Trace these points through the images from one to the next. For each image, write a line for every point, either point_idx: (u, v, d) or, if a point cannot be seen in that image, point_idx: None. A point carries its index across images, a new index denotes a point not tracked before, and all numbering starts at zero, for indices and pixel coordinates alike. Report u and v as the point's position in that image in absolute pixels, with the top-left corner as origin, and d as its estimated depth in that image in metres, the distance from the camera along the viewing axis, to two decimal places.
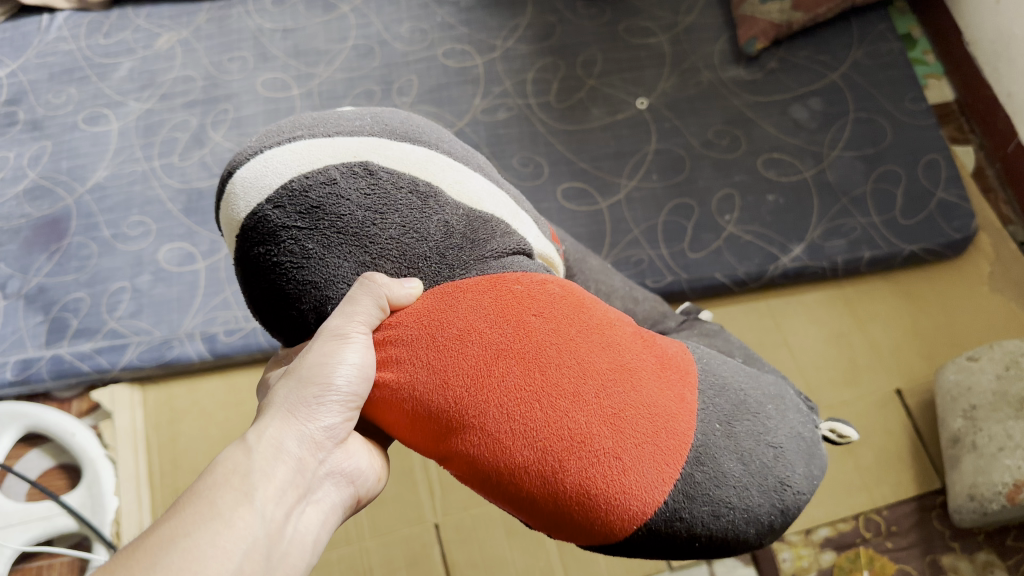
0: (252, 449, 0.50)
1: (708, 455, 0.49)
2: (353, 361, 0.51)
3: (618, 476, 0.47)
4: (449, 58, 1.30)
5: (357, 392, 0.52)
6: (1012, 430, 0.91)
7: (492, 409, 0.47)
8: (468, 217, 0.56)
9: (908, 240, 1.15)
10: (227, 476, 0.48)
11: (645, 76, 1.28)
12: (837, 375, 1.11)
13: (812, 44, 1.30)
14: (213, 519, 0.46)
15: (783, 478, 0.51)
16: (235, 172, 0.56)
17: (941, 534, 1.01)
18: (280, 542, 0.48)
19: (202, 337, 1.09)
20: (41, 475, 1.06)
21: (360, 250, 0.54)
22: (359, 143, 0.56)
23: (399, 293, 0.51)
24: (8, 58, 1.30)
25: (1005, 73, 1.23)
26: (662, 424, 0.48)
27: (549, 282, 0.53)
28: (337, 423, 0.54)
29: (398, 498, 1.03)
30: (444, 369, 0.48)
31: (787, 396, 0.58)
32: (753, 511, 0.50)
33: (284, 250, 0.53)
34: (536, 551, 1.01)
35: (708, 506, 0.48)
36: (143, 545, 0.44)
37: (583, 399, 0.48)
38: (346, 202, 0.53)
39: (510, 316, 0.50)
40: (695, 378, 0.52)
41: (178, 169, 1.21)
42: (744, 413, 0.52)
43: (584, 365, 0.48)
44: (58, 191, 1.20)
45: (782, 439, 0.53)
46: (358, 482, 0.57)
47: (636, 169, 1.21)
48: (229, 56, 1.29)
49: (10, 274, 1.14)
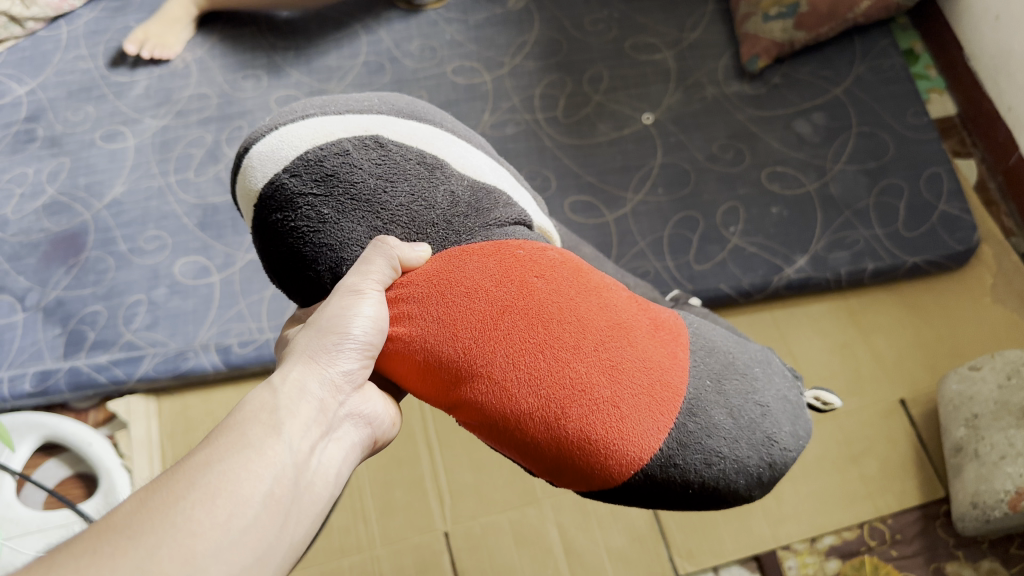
0: (278, 389, 0.50)
1: (699, 407, 0.50)
2: (369, 314, 0.53)
3: (615, 423, 0.48)
4: (457, 75, 1.32)
5: (372, 340, 0.54)
6: (1013, 438, 0.92)
7: (499, 358, 0.50)
8: (472, 188, 0.60)
9: (911, 252, 1.17)
10: (255, 409, 0.48)
11: (651, 92, 1.30)
12: (842, 384, 1.12)
13: (815, 60, 1.32)
14: (245, 447, 0.46)
15: (769, 433, 0.53)
16: (251, 147, 0.60)
17: (945, 542, 1.02)
18: (307, 472, 0.48)
19: (216, 349, 1.11)
20: (58, 484, 1.09)
21: (372, 216, 0.57)
22: (369, 120, 0.60)
23: (410, 255, 0.55)
24: (28, 75, 1.33)
25: (1005, 87, 1.25)
26: (657, 378, 0.50)
27: (549, 250, 0.56)
28: (356, 369, 0.54)
29: (409, 507, 1.05)
30: (454, 323, 0.51)
31: (772, 362, 0.60)
32: (742, 462, 0.51)
33: (301, 216, 0.57)
34: (544, 558, 1.02)
35: (700, 454, 0.50)
36: (176, 470, 0.44)
37: (583, 350, 0.49)
38: (358, 171, 0.57)
39: (513, 276, 0.52)
40: (687, 339, 0.54)
41: (193, 185, 1.23)
42: (733, 372, 0.54)
43: (584, 322, 0.51)
44: (76, 206, 1.22)
45: (769, 399, 0.54)
46: (376, 425, 0.57)
47: (643, 182, 1.23)
48: (243, 75, 1.32)
49: (28, 288, 1.17)
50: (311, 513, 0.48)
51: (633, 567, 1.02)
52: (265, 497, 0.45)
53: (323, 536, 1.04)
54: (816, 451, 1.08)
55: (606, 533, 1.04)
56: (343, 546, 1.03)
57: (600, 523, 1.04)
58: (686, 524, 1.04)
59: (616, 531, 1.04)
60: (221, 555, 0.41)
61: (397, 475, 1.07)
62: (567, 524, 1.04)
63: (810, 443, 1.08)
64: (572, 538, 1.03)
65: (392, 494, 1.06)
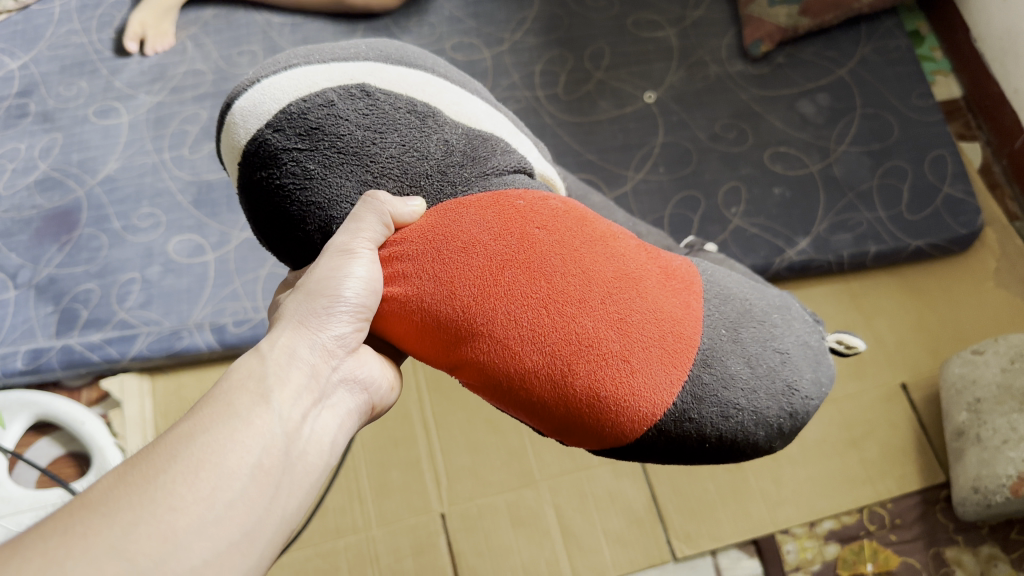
0: (266, 356, 0.49)
1: (714, 358, 0.49)
2: (360, 274, 0.51)
3: (625, 378, 0.47)
4: (456, 52, 1.30)
5: (365, 302, 0.52)
6: (1016, 423, 0.91)
7: (500, 315, 0.47)
8: (466, 136, 0.56)
9: (914, 236, 1.16)
10: (241, 380, 0.47)
11: (653, 70, 1.28)
12: (843, 368, 1.11)
13: (819, 41, 1.30)
14: (230, 417, 0.45)
15: (790, 382, 0.51)
16: (233, 103, 0.57)
17: (945, 527, 1.01)
18: (298, 441, 0.47)
19: (211, 328, 1.10)
20: (51, 462, 1.08)
21: (361, 169, 0.54)
22: (355, 68, 0.56)
23: (402, 210, 0.52)
24: (20, 50, 1.31)
25: (1012, 69, 1.23)
26: (669, 329, 0.48)
27: (550, 199, 0.53)
28: (348, 333, 0.53)
29: (405, 487, 1.04)
30: (451, 279, 0.49)
31: (792, 306, 0.57)
32: (762, 413, 0.50)
33: (286, 172, 0.54)
34: (541, 540, 1.01)
35: (717, 407, 0.48)
36: (158, 443, 0.43)
37: (589, 303, 0.47)
38: (345, 122, 0.54)
39: (513, 228, 0.49)
40: (701, 288, 0.52)
41: (188, 162, 1.22)
42: (751, 319, 0.52)
43: (589, 273, 0.48)
44: (69, 183, 1.21)
45: (789, 345, 0.52)
46: (372, 391, 0.56)
47: (643, 162, 1.21)
48: (239, 50, 1.30)
49: (21, 265, 1.15)
50: (303, 483, 0.47)
51: (629, 551, 1.01)
52: (253, 468, 0.44)
53: (318, 517, 1.03)
54: (816, 434, 1.07)
55: (604, 515, 1.03)
56: (339, 527, 1.02)
57: (597, 506, 1.03)
58: (684, 507, 1.03)
59: (613, 514, 1.03)
60: (206, 529, 0.40)
61: (393, 456, 1.06)
62: (564, 506, 1.03)
63: (810, 426, 1.07)
64: (568, 520, 1.02)
65: (388, 475, 1.05)
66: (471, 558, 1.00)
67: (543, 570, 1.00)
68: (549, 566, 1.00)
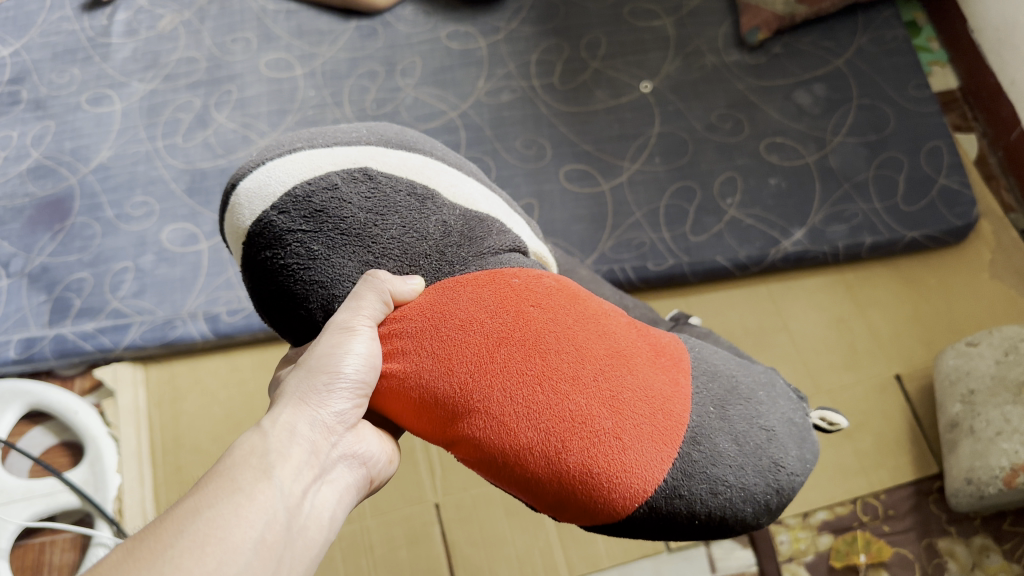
0: (267, 433, 0.49)
1: (704, 436, 0.49)
2: (360, 351, 0.52)
3: (617, 454, 0.47)
4: (452, 40, 1.30)
5: (365, 378, 0.52)
6: (1010, 414, 0.91)
7: (495, 393, 0.48)
8: (462, 216, 0.60)
9: (910, 226, 1.15)
10: (245, 455, 0.47)
11: (649, 59, 1.28)
12: (837, 360, 1.12)
13: (816, 31, 1.29)
14: (235, 492, 0.45)
15: (776, 459, 0.52)
16: (238, 185, 0.59)
17: (938, 518, 1.02)
18: (299, 516, 0.47)
19: (204, 317, 1.10)
20: (44, 453, 1.07)
21: (363, 250, 0.57)
22: (357, 152, 0.60)
23: (401, 288, 0.54)
24: (12, 37, 1.30)
25: (1009, 61, 1.23)
26: (660, 407, 0.48)
27: (545, 279, 0.54)
28: (348, 410, 0.53)
29: (399, 477, 1.04)
30: (448, 358, 0.49)
31: (777, 384, 0.59)
32: (749, 490, 0.50)
33: (290, 253, 0.56)
34: (535, 530, 1.02)
35: (706, 483, 0.49)
36: (163, 520, 0.43)
37: (582, 379, 0.48)
38: (348, 205, 0.57)
39: (510, 307, 0.51)
40: (689, 365, 0.53)
41: (182, 150, 1.21)
42: (737, 397, 0.53)
43: (582, 351, 0.49)
44: (62, 171, 1.20)
45: (774, 423, 0.53)
46: (371, 465, 0.55)
47: (639, 152, 1.21)
48: (233, 38, 1.29)
49: (13, 253, 1.15)
50: (304, 559, 0.47)
51: (623, 541, 1.01)
52: (256, 543, 0.44)
53: None
54: None
55: None
56: None
57: None
58: None
59: None
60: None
61: None
62: None
63: None
64: None
65: None
66: (465, 547, 1.00)
67: (537, 561, 1.00)
68: (544, 556, 1.00)
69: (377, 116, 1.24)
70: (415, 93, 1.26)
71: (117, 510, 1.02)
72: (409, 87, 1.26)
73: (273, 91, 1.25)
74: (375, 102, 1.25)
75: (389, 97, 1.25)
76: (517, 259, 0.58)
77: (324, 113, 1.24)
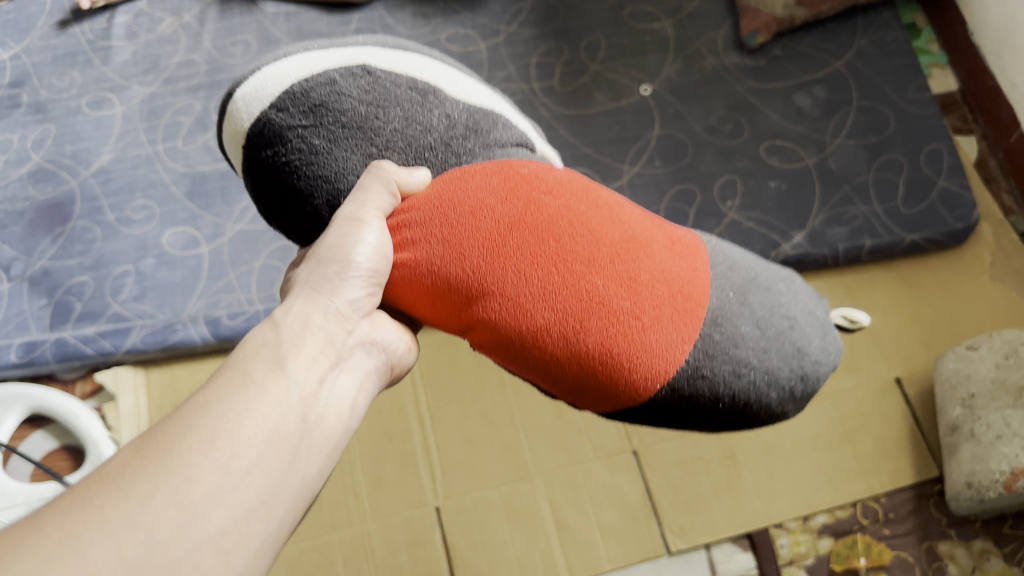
0: (280, 324, 0.50)
1: (723, 319, 0.52)
2: (371, 240, 0.54)
3: (637, 334, 0.50)
4: (451, 43, 1.30)
5: (378, 266, 0.54)
6: (1010, 418, 0.91)
7: (512, 274, 0.51)
8: (466, 110, 0.63)
9: (909, 229, 1.15)
10: (256, 347, 0.47)
11: (649, 62, 1.28)
12: (837, 363, 1.12)
13: (815, 33, 1.30)
14: (247, 385, 0.45)
15: (801, 346, 0.54)
16: (235, 92, 0.64)
17: (938, 521, 1.02)
18: (316, 406, 0.48)
19: (204, 320, 1.09)
20: (46, 456, 1.07)
21: (365, 143, 0.61)
22: (354, 51, 0.64)
23: (408, 180, 0.57)
24: (12, 40, 1.30)
25: (1008, 63, 1.23)
26: (678, 289, 0.52)
27: (554, 168, 0.57)
28: (362, 299, 0.54)
29: (400, 481, 1.04)
30: (460, 241, 0.52)
31: (798, 278, 0.61)
32: (773, 373, 0.53)
33: (292, 149, 0.61)
34: (535, 533, 1.01)
35: (729, 363, 0.51)
36: (175, 413, 0.43)
37: (598, 262, 0.51)
38: (346, 99, 0.61)
39: (519, 194, 0.53)
40: (706, 254, 0.56)
41: (182, 153, 1.21)
42: (756, 287, 0.56)
43: (595, 236, 0.52)
44: (62, 174, 1.20)
45: (794, 311, 0.56)
46: (390, 351, 0.57)
47: (639, 155, 1.21)
48: (232, 40, 1.29)
49: (13, 257, 1.15)
50: (323, 448, 0.47)
51: (624, 544, 1.01)
52: (270, 435, 0.44)
53: (313, 510, 1.03)
54: (810, 428, 1.07)
55: (598, 509, 1.03)
56: (334, 521, 1.02)
57: (592, 499, 1.04)
58: (678, 500, 1.03)
59: (608, 508, 1.03)
60: (223, 499, 0.40)
61: (388, 449, 1.06)
62: (559, 500, 1.03)
63: (804, 421, 1.08)
64: (563, 514, 1.03)
65: (384, 468, 1.05)
66: (465, 551, 1.01)
67: (537, 564, 1.00)
68: (544, 559, 1.00)
69: None
70: None
71: None
72: None
73: None
74: None
75: None
76: (523, 152, 0.60)
77: None
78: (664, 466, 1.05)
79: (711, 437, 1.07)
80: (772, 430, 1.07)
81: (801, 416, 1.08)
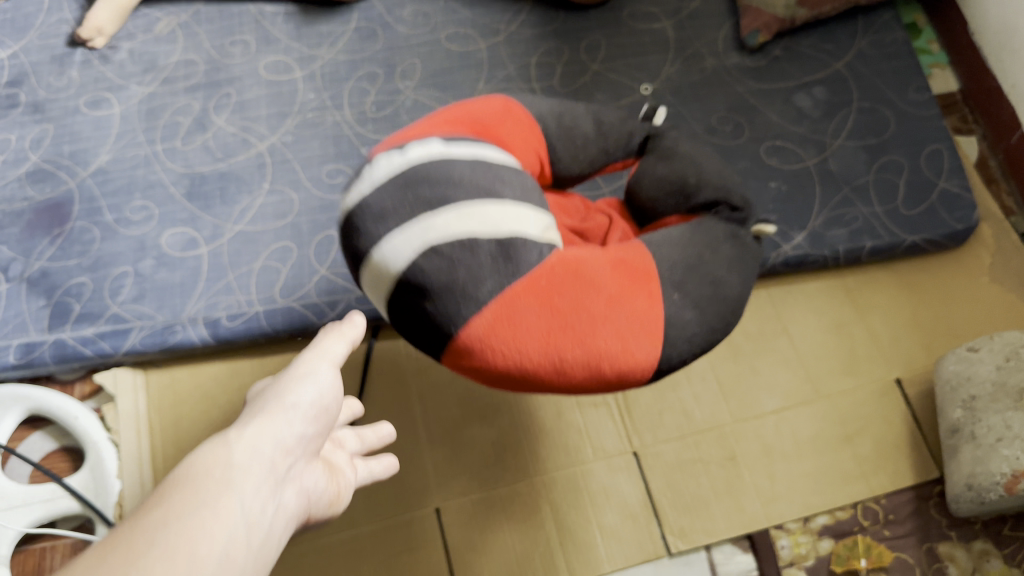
0: (228, 447, 0.46)
1: (676, 320, 0.66)
2: (304, 400, 0.52)
3: (627, 361, 0.64)
4: (451, 42, 1.29)
5: (314, 410, 0.53)
6: (1012, 421, 0.91)
7: (551, 363, 0.61)
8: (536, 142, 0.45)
9: (910, 231, 1.15)
10: (207, 467, 0.44)
11: (649, 62, 1.28)
12: (837, 364, 1.11)
13: (815, 34, 1.29)
14: (200, 507, 0.41)
15: (716, 279, 0.70)
16: None
17: (938, 522, 1.02)
18: (283, 518, 0.47)
19: (204, 322, 1.09)
20: (44, 458, 1.07)
21: None
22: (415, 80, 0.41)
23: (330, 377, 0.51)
24: (9, 39, 1.29)
25: (1009, 64, 1.23)
26: (652, 328, 0.65)
27: (546, 257, 0.61)
28: (301, 439, 0.51)
29: (400, 482, 1.04)
30: (513, 352, 0.61)
31: (715, 231, 0.74)
32: (711, 334, 0.70)
33: None
34: (535, 535, 1.01)
35: (688, 347, 0.68)
36: (125, 530, 0.39)
37: (600, 326, 0.62)
38: None
39: (552, 334, 0.61)
40: (653, 278, 0.66)
41: (181, 154, 1.21)
42: (695, 276, 0.69)
43: (601, 318, 0.62)
44: (61, 175, 1.19)
45: (721, 270, 0.71)
46: (317, 504, 0.54)
47: None
48: (231, 40, 1.29)
49: (12, 258, 1.14)
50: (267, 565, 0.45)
51: (624, 546, 1.01)
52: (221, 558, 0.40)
53: None
54: (810, 430, 1.07)
55: (597, 510, 1.03)
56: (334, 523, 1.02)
57: (592, 501, 1.03)
58: (679, 502, 1.03)
59: (608, 509, 1.03)
60: None
61: (388, 451, 1.06)
62: (559, 502, 1.03)
63: (803, 423, 1.08)
64: (564, 515, 1.03)
65: None
66: (466, 552, 1.00)
67: (538, 566, 1.00)
68: (544, 561, 1.00)
69: (377, 119, 1.23)
70: (414, 95, 1.25)
71: (118, 516, 1.01)
72: (409, 89, 1.26)
73: (273, 94, 1.25)
74: (375, 104, 1.24)
75: (389, 100, 1.25)
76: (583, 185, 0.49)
77: (323, 116, 1.23)
78: (663, 468, 1.05)
79: (711, 439, 1.07)
80: (772, 432, 1.07)
81: (801, 418, 1.08)
